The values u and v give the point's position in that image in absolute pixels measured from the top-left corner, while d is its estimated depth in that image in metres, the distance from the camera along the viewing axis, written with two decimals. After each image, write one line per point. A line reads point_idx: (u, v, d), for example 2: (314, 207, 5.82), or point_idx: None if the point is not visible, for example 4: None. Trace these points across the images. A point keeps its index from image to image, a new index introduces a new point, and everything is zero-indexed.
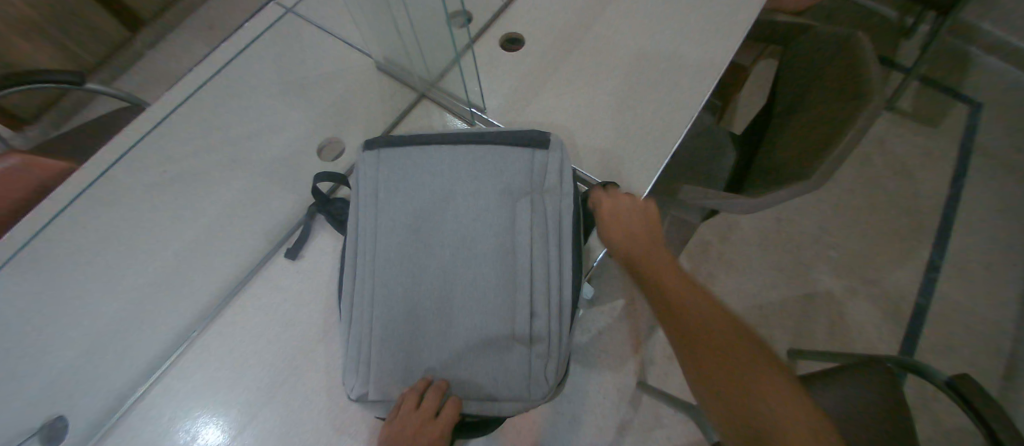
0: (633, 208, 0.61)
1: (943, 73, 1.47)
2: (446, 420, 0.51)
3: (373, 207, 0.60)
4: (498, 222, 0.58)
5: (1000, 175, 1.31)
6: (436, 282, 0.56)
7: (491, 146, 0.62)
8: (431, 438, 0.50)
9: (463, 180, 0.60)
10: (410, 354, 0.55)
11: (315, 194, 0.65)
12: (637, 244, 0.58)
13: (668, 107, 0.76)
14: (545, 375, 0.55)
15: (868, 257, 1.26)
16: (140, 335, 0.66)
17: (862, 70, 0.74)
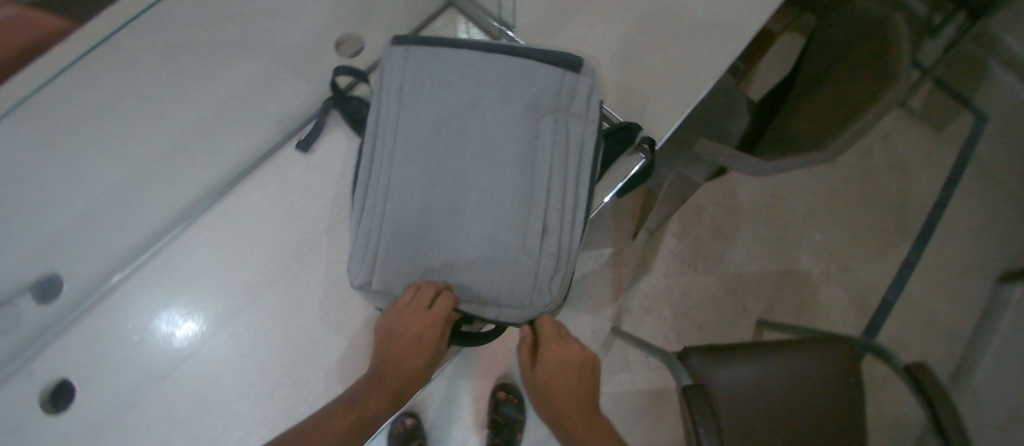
0: (571, 362, 0.55)
1: (960, 78, 1.46)
2: (442, 313, 0.51)
3: (396, 103, 0.58)
4: (521, 134, 0.57)
5: (987, 187, 1.36)
6: (453, 185, 0.56)
7: (522, 59, 0.60)
8: (422, 328, 0.51)
9: (490, 84, 0.58)
10: (418, 250, 0.55)
11: (332, 89, 0.61)
12: (565, 397, 0.53)
13: (701, 54, 0.72)
14: (548, 288, 0.55)
15: (850, 247, 1.31)
16: (147, 207, 0.68)
17: (894, 46, 0.73)
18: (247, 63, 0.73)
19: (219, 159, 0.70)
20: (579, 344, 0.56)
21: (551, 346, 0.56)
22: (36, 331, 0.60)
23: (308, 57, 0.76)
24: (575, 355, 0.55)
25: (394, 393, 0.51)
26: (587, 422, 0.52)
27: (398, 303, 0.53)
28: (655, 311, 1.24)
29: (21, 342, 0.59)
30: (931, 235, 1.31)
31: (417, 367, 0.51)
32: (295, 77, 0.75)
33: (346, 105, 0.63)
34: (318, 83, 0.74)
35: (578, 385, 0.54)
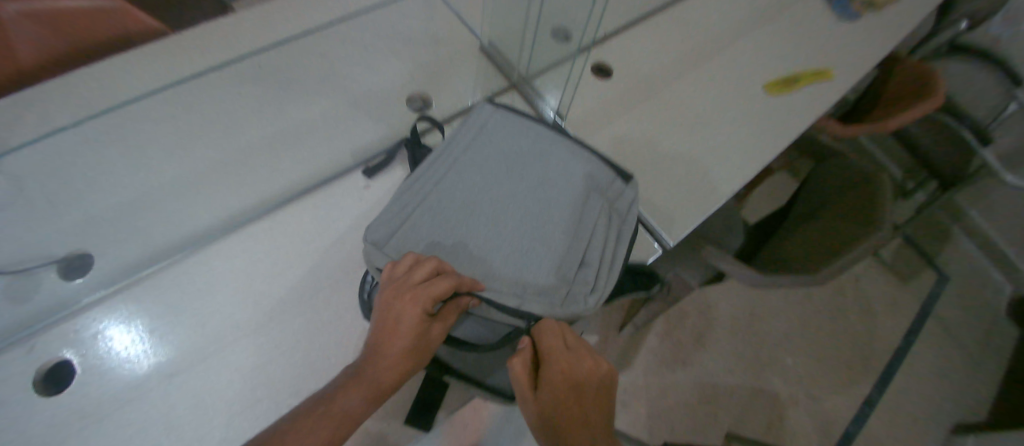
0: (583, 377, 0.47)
1: (925, 240, 1.65)
2: (438, 289, 0.46)
3: (476, 132, 0.66)
4: (575, 191, 0.62)
5: (945, 341, 1.47)
6: (504, 197, 0.60)
7: (586, 146, 0.68)
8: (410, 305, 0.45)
9: (555, 149, 0.65)
10: (448, 239, 0.56)
11: (410, 133, 0.70)
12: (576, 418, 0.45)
13: (720, 176, 0.82)
14: (568, 309, 0.54)
15: (819, 373, 1.37)
16: (192, 208, 0.70)
17: (877, 198, 0.85)
18: (323, 99, 0.81)
19: (272, 177, 0.74)
20: (591, 358, 0.49)
21: (562, 361, 0.47)
22: (52, 305, 0.61)
23: (375, 104, 0.83)
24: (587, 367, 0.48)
25: (377, 387, 0.43)
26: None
27: (391, 280, 0.47)
28: (631, 400, 1.26)
29: (36, 313, 0.60)
30: (893, 376, 1.39)
31: (406, 348, 0.44)
32: (363, 116, 0.81)
33: (414, 150, 0.70)
34: (380, 128, 0.81)
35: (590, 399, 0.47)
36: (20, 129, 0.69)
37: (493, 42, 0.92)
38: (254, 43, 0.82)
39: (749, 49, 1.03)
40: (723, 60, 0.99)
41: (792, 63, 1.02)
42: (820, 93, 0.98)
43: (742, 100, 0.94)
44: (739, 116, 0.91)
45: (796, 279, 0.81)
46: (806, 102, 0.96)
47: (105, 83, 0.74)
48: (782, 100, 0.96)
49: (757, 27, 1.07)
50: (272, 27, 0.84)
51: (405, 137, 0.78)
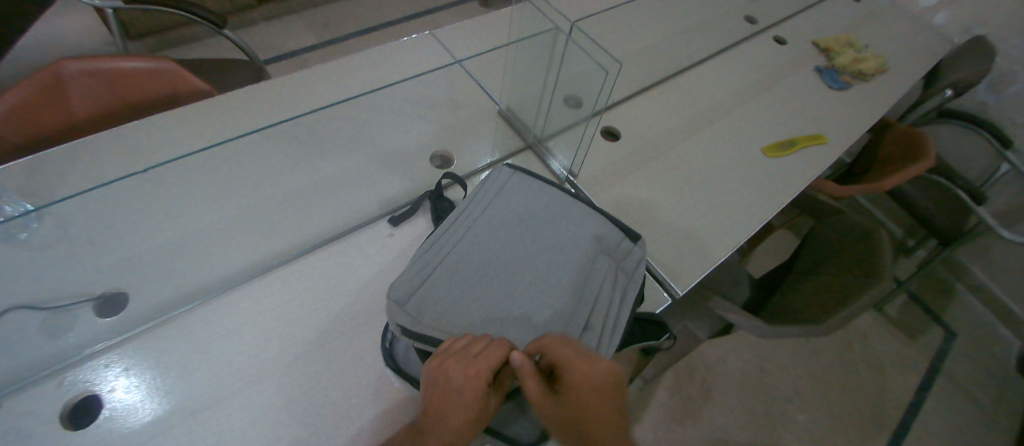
0: (594, 385, 0.49)
1: (928, 297, 1.67)
2: (486, 360, 0.49)
3: (493, 194, 0.71)
4: (584, 253, 0.66)
5: (958, 399, 1.44)
6: (517, 258, 0.64)
7: (596, 209, 0.73)
8: (463, 377, 0.48)
9: (564, 212, 0.70)
10: (464, 299, 0.59)
11: (436, 188, 0.77)
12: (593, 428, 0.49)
13: (724, 233, 0.87)
14: None
15: (832, 434, 1.33)
16: (226, 252, 0.73)
17: (876, 256, 0.89)
18: (354, 155, 0.88)
19: (301, 225, 0.78)
20: (600, 359, 0.51)
21: (568, 361, 0.51)
22: (84, 342, 0.62)
23: (401, 160, 0.89)
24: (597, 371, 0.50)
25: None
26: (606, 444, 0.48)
27: (442, 355, 0.50)
28: None
29: (66, 350, 0.61)
30: (907, 436, 1.35)
31: (461, 421, 0.48)
32: (388, 173, 0.87)
33: (437, 205, 0.76)
34: (404, 182, 0.86)
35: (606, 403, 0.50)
36: (73, 177, 0.75)
37: (511, 106, 1.01)
38: (297, 105, 0.90)
39: (748, 114, 1.10)
40: (723, 124, 1.07)
41: (787, 127, 1.10)
42: (815, 157, 1.04)
43: (743, 162, 1.00)
44: (740, 177, 0.97)
45: (802, 329, 0.82)
46: (802, 163, 1.02)
47: (156, 137, 0.81)
48: (779, 161, 1.02)
49: (754, 95, 1.16)
50: (311, 91, 0.93)
51: (428, 190, 0.83)
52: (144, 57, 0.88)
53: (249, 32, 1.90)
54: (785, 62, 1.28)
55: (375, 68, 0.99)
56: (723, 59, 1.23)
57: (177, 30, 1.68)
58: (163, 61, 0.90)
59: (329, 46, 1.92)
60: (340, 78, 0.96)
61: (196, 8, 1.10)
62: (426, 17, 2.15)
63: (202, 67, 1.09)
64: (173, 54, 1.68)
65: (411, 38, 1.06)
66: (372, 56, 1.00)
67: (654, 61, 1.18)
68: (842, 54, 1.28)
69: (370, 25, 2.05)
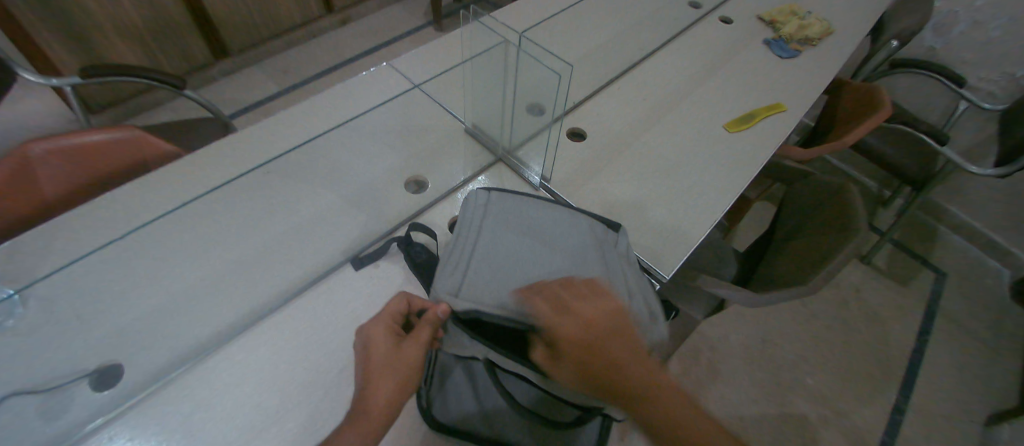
0: (593, 328, 0.55)
1: (912, 242, 1.72)
2: (386, 314, 0.62)
3: (483, 205, 0.74)
4: (589, 241, 0.70)
5: (957, 336, 1.48)
6: (535, 252, 0.67)
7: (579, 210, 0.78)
8: (373, 333, 0.60)
9: (559, 205, 0.75)
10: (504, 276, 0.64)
11: (405, 235, 0.77)
12: (606, 369, 0.53)
13: (702, 213, 0.89)
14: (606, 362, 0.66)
15: (843, 390, 1.35)
16: (217, 308, 0.73)
17: (850, 210, 0.92)
18: (330, 193, 0.89)
19: (287, 269, 0.78)
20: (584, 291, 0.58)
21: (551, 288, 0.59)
22: (84, 419, 0.62)
23: (376, 193, 0.91)
24: (589, 317, 0.55)
25: (373, 426, 0.53)
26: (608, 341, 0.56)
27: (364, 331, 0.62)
28: None
29: (66, 430, 0.60)
30: (916, 380, 1.37)
31: (381, 365, 0.57)
32: (367, 207, 0.88)
33: (408, 252, 0.76)
34: (383, 214, 0.87)
35: (613, 338, 0.55)
36: (49, 257, 0.74)
37: (476, 124, 1.03)
38: (266, 152, 0.91)
39: (706, 95, 1.14)
40: (684, 109, 1.10)
41: (746, 102, 1.13)
42: (776, 126, 1.08)
43: (709, 142, 1.03)
44: (709, 156, 1.00)
45: (791, 292, 0.84)
46: (765, 133, 1.06)
47: (130, 204, 0.81)
48: (742, 135, 1.05)
49: (710, 76, 1.20)
50: (277, 137, 0.93)
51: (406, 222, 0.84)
52: (106, 129, 0.89)
53: (211, 89, 1.91)
54: (734, 40, 1.32)
55: (338, 106, 1.00)
56: (675, 47, 1.27)
57: (138, 97, 1.68)
58: (127, 129, 0.90)
59: (294, 90, 1.95)
60: (304, 122, 0.97)
61: (152, 74, 1.10)
62: (385, 49, 2.19)
63: (166, 130, 1.10)
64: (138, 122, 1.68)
65: (369, 71, 1.08)
66: (333, 95, 1.02)
67: (608, 59, 1.21)
68: (788, 24, 1.33)
69: (331, 65, 2.08)
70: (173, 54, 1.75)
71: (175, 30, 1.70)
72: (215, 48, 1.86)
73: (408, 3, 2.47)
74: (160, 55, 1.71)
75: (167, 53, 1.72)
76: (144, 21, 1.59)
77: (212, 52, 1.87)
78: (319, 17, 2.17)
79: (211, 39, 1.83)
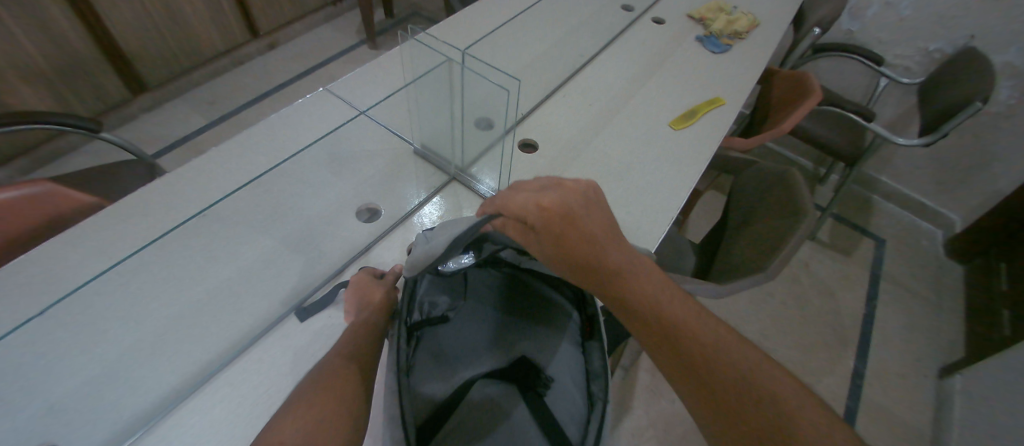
0: (569, 205, 0.60)
1: (851, 214, 1.84)
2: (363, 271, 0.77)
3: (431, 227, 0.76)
4: None
5: (902, 297, 1.59)
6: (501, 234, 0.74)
7: None
8: (355, 282, 0.74)
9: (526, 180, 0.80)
10: (456, 323, 0.77)
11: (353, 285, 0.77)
12: (579, 245, 0.59)
13: (656, 212, 0.92)
14: (567, 418, 0.67)
15: (805, 362, 1.41)
16: (162, 369, 0.69)
17: (796, 194, 0.97)
18: (272, 235, 0.84)
19: (238, 318, 0.74)
20: (566, 183, 0.64)
21: (529, 192, 0.63)
22: None
23: (324, 226, 0.88)
24: (563, 195, 0.61)
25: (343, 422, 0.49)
26: (599, 228, 0.61)
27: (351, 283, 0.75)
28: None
29: None
30: (871, 343, 1.46)
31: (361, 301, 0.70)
32: (319, 241, 0.85)
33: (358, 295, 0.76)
34: (336, 245, 0.85)
35: (587, 215, 0.61)
36: None
37: (425, 144, 1.02)
38: (204, 198, 0.85)
39: (649, 95, 1.18)
40: (629, 111, 1.13)
41: (686, 99, 1.18)
42: (718, 120, 1.13)
43: (655, 141, 1.06)
44: (656, 154, 1.03)
45: (752, 279, 0.87)
46: (707, 128, 1.10)
47: (46, 269, 0.73)
48: (687, 130, 1.10)
49: (650, 77, 1.24)
50: (211, 176, 0.89)
51: (362, 257, 0.82)
52: (17, 184, 0.81)
53: (132, 127, 1.79)
54: (669, 39, 1.37)
55: (273, 139, 0.96)
56: (612, 52, 1.30)
57: (49, 143, 1.56)
58: (41, 183, 0.84)
59: (229, 122, 1.87)
60: (239, 159, 0.92)
61: (58, 117, 1.02)
62: (318, 72, 2.13)
63: (79, 179, 1.01)
64: (48, 172, 1.56)
65: (305, 99, 1.04)
66: (267, 127, 0.98)
67: (548, 67, 1.23)
68: (717, 20, 1.40)
69: (265, 93, 2.01)
70: (86, 93, 1.63)
71: (88, 69, 1.60)
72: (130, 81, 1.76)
73: (339, 22, 2.44)
74: (72, 98, 1.60)
75: (77, 94, 1.61)
76: (52, 65, 1.50)
77: (127, 87, 1.76)
78: (244, 43, 2.09)
79: (127, 74, 1.73)
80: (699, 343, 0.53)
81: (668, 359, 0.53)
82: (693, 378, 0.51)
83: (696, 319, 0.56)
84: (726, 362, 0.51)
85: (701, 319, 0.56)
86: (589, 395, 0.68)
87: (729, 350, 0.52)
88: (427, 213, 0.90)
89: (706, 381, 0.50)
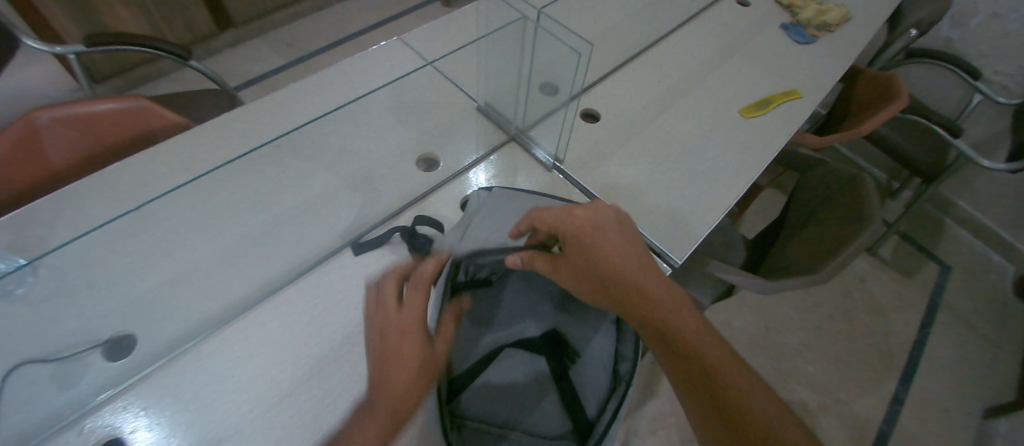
0: (600, 225, 0.63)
1: (918, 234, 1.71)
2: (412, 302, 0.62)
3: (487, 194, 0.82)
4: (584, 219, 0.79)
5: (960, 329, 1.48)
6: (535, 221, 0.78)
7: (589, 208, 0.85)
8: (407, 319, 0.60)
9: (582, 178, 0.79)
10: (497, 285, 0.78)
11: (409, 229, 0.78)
12: (609, 265, 0.59)
13: (713, 199, 0.88)
14: (589, 394, 0.69)
15: (843, 377, 1.35)
16: (227, 280, 0.74)
17: (865, 199, 0.91)
18: (336, 171, 0.87)
19: (300, 244, 0.78)
20: (603, 206, 0.67)
21: (570, 210, 0.66)
22: (95, 389, 0.63)
23: (386, 169, 0.90)
24: (600, 216, 0.64)
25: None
26: (630, 250, 0.62)
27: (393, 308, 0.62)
28: (662, 432, 1.16)
29: (78, 399, 0.61)
30: (917, 371, 1.38)
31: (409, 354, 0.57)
32: (379, 184, 0.88)
33: (412, 240, 0.78)
34: (394, 190, 0.87)
35: (619, 237, 0.63)
36: (58, 227, 0.73)
37: (489, 102, 1.02)
38: (278, 128, 0.89)
39: (723, 80, 1.12)
40: (699, 92, 1.09)
41: (761, 87, 1.11)
42: (791, 114, 1.06)
43: (722, 127, 1.02)
44: (720, 141, 0.99)
45: (805, 280, 0.83)
46: (779, 120, 1.04)
47: (135, 175, 0.79)
48: (758, 120, 1.04)
49: (725, 61, 1.17)
50: (285, 109, 0.92)
51: (416, 204, 0.84)
52: (112, 98, 0.87)
53: (215, 61, 1.89)
54: (751, 23, 1.29)
55: (345, 81, 0.98)
56: (688, 30, 1.24)
57: (142, 67, 1.66)
58: (133, 98, 0.88)
59: (298, 66, 1.91)
60: (314, 95, 0.95)
61: (160, 44, 1.08)
62: (388, 27, 2.11)
63: (171, 101, 1.08)
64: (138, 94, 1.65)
65: (379, 46, 1.05)
66: (343, 68, 1.00)
67: (622, 39, 1.18)
68: (806, 8, 1.30)
69: (335, 40, 2.04)
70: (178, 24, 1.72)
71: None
72: (219, 17, 1.83)
73: None
74: (166, 28, 1.70)
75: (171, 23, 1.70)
76: None
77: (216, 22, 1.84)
78: None
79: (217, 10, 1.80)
80: (727, 380, 0.49)
81: (689, 391, 0.50)
82: (725, 431, 0.46)
83: (728, 357, 0.51)
84: (758, 411, 0.46)
85: (736, 360, 0.51)
86: (615, 374, 0.69)
87: (758, 397, 0.48)
88: (482, 171, 0.91)
89: (732, 422, 0.46)
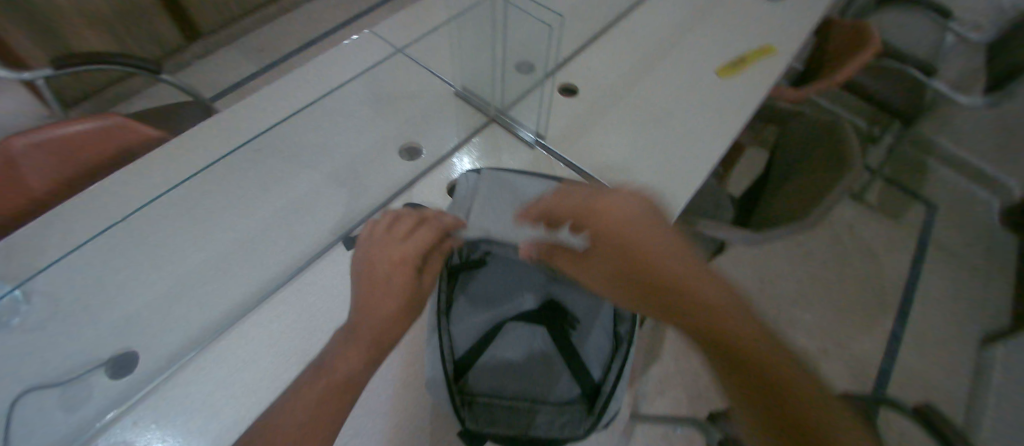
0: (627, 214, 0.57)
1: (904, 176, 1.73)
2: (415, 238, 0.64)
3: (476, 175, 0.81)
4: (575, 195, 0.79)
5: (949, 264, 1.52)
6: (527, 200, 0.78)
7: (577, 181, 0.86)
8: (399, 254, 0.61)
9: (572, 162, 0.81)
10: (494, 265, 0.78)
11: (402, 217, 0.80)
12: (645, 262, 0.54)
13: (696, 160, 0.89)
14: (593, 359, 0.72)
15: (841, 322, 1.38)
16: (223, 286, 0.74)
17: (844, 146, 0.93)
18: (319, 168, 0.88)
19: (292, 244, 0.79)
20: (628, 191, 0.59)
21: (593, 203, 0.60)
22: (105, 406, 0.63)
23: (370, 162, 0.90)
24: (625, 203, 0.58)
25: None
26: (666, 239, 0.56)
27: (389, 241, 0.63)
28: (669, 391, 1.18)
29: (88, 419, 0.62)
30: (911, 309, 1.41)
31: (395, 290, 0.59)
32: (365, 178, 0.88)
33: None
34: (380, 181, 0.87)
35: (653, 224, 0.56)
36: (45, 252, 0.73)
37: (466, 85, 1.01)
38: (255, 131, 0.88)
39: (697, 41, 1.12)
40: (675, 56, 1.09)
41: (735, 46, 1.12)
42: (767, 69, 1.07)
43: (700, 89, 1.02)
44: (699, 102, 1.00)
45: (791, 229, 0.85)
46: (756, 76, 1.05)
47: (116, 193, 0.78)
48: (735, 79, 1.05)
49: (699, 21, 1.17)
50: (261, 111, 0.91)
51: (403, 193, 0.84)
52: (85, 119, 0.86)
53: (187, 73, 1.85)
54: None
55: (319, 77, 0.97)
56: None
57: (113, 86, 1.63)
58: (108, 117, 0.86)
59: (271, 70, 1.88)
60: (289, 95, 0.94)
61: (128, 58, 1.06)
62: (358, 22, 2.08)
63: (147, 116, 1.07)
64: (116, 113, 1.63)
65: (351, 40, 1.04)
66: (315, 64, 0.99)
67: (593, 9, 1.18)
68: None
69: (306, 40, 2.00)
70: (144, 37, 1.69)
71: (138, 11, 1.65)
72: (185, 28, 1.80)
73: None
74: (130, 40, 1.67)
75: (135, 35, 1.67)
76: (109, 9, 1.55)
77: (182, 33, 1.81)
78: None
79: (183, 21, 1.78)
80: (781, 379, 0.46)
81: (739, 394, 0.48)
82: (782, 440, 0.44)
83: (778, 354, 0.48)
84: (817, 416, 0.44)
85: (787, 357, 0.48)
86: (616, 337, 0.71)
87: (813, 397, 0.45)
88: (466, 155, 0.91)
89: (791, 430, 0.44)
